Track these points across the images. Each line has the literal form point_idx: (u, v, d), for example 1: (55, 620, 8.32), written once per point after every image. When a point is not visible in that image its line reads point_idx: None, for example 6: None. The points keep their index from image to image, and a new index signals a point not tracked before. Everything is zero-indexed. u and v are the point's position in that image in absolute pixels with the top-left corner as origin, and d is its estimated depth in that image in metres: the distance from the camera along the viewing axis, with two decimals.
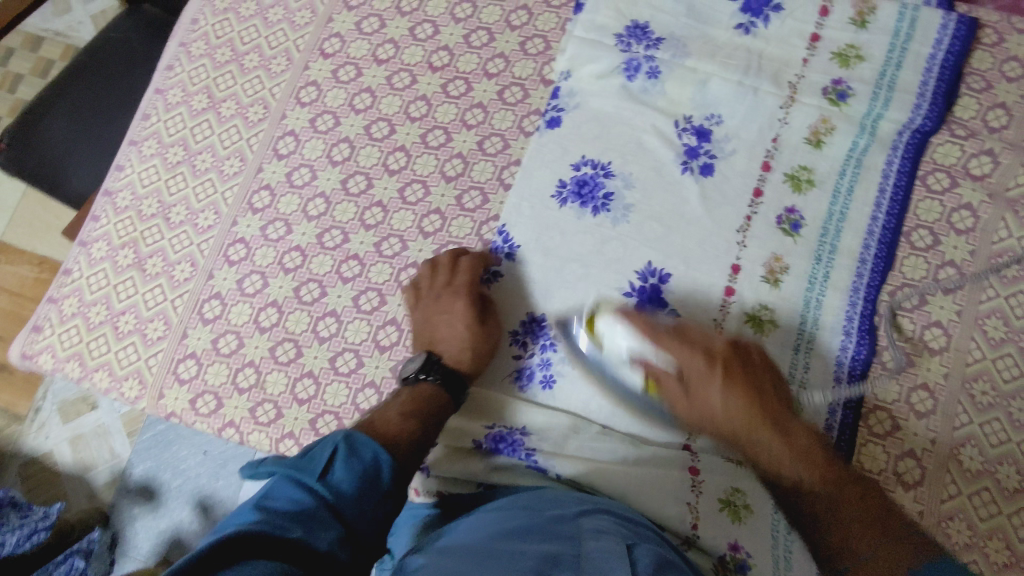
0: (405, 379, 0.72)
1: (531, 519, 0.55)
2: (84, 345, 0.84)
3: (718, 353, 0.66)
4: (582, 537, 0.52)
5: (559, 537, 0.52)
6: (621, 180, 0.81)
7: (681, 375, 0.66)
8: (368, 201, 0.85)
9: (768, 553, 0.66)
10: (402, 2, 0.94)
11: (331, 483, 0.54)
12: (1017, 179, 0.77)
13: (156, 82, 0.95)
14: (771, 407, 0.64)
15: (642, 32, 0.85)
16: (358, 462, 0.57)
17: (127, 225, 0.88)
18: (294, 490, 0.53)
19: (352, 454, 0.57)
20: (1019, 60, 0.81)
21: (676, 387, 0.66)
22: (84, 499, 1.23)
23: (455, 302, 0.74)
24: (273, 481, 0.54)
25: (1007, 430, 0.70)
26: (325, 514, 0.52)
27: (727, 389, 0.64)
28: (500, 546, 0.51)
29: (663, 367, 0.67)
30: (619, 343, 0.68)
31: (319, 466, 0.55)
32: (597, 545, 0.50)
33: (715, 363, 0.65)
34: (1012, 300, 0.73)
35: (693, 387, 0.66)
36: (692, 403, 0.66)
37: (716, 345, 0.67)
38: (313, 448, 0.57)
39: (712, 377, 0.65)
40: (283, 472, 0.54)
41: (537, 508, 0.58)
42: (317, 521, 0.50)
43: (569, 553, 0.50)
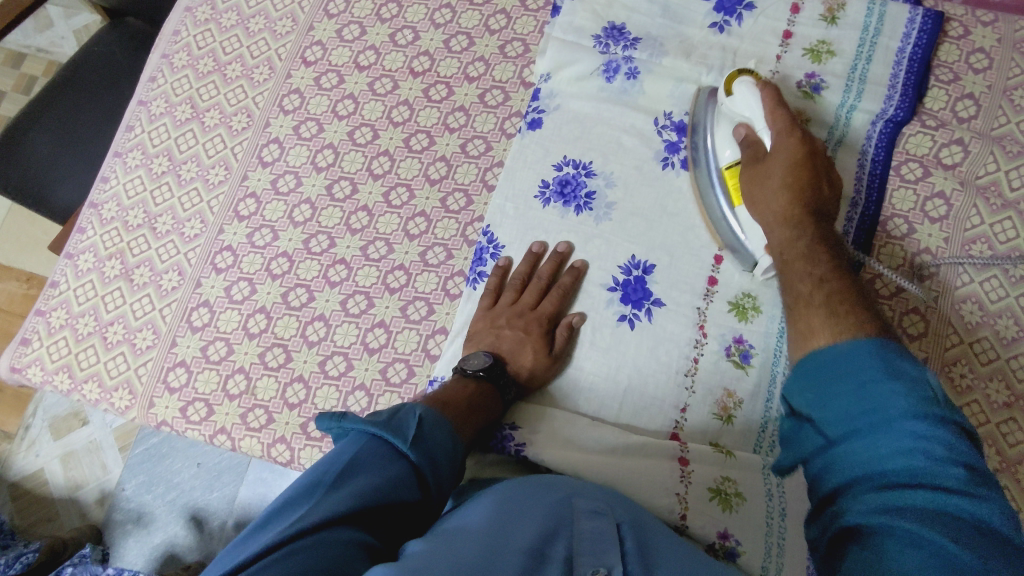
0: (463, 372, 0.70)
1: (518, 498, 0.53)
2: (72, 357, 0.84)
3: (815, 147, 0.71)
4: (576, 515, 0.52)
5: (548, 510, 0.52)
6: (603, 179, 0.82)
7: (765, 152, 0.72)
8: (354, 206, 0.86)
9: (758, 539, 0.66)
10: (382, 9, 0.95)
11: (421, 451, 0.54)
12: (987, 167, 0.79)
13: (139, 94, 0.95)
14: (814, 213, 0.68)
15: (619, 33, 0.87)
16: (443, 434, 0.57)
17: (113, 236, 0.88)
18: (385, 453, 0.53)
19: (437, 426, 0.57)
20: (985, 52, 0.83)
21: (757, 158, 0.72)
22: (78, 516, 1.22)
23: (535, 326, 0.74)
24: (363, 441, 0.53)
25: (985, 411, 0.71)
26: (411, 482, 0.53)
27: (795, 171, 0.69)
28: (493, 530, 0.48)
29: (762, 137, 0.73)
30: (744, 104, 0.75)
31: (410, 432, 0.54)
32: (592, 525, 0.51)
33: (806, 153, 0.70)
34: (986, 285, 0.75)
35: (772, 159, 0.71)
36: (758, 177, 0.71)
37: (818, 144, 0.72)
38: (398, 410, 0.56)
39: (799, 150, 0.70)
40: (372, 431, 0.54)
41: (534, 485, 0.55)
42: (404, 487, 0.52)
43: (563, 531, 0.50)
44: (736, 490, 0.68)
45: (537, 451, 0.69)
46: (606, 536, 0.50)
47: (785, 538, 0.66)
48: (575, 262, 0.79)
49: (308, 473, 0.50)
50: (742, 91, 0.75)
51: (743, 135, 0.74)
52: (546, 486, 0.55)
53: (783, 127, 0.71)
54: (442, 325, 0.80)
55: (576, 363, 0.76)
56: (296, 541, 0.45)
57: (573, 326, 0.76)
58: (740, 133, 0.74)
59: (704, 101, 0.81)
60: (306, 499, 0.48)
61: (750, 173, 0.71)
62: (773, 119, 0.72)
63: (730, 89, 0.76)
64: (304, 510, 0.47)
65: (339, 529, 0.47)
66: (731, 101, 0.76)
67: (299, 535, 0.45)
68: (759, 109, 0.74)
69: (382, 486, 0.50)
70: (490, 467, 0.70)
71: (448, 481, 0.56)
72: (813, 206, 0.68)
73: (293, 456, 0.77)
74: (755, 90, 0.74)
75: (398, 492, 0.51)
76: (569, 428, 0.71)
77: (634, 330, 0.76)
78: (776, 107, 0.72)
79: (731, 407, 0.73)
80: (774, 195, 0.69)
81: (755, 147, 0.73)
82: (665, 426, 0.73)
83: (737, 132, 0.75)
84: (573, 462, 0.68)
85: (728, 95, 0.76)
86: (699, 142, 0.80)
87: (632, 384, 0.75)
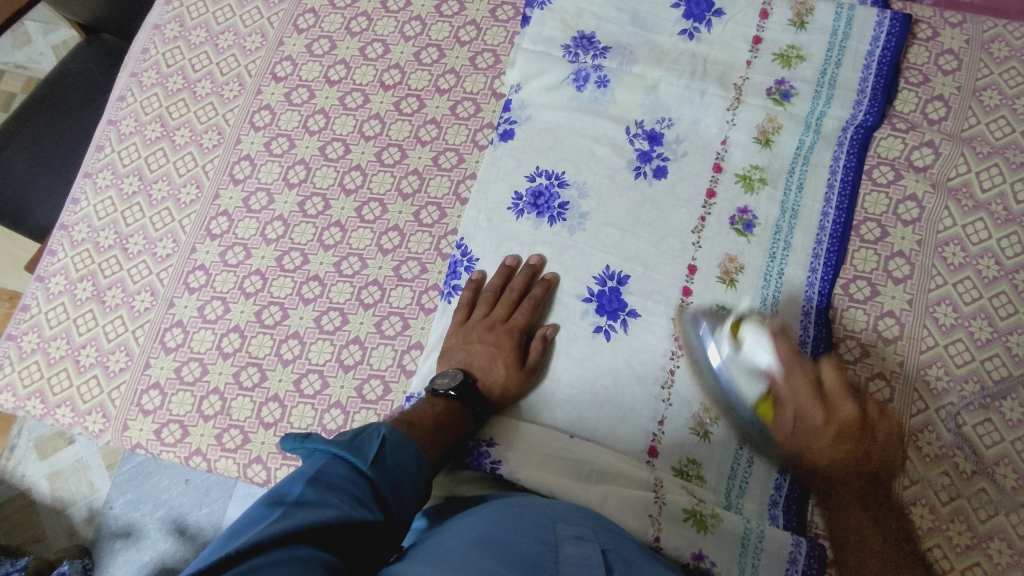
0: (434, 391, 0.70)
1: (502, 527, 0.52)
2: (45, 381, 0.83)
3: (842, 417, 0.66)
4: (561, 542, 0.51)
5: (534, 538, 0.51)
6: (576, 189, 0.82)
7: (790, 413, 0.68)
8: (327, 222, 0.85)
9: (731, 559, 0.66)
10: (352, 23, 0.95)
11: (380, 471, 0.55)
12: (958, 169, 0.79)
13: (109, 113, 0.95)
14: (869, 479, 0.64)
15: (589, 43, 0.87)
16: (405, 454, 0.58)
17: (85, 258, 0.88)
18: (346, 473, 0.53)
19: (399, 447, 0.58)
20: (953, 54, 0.83)
21: (790, 429, 0.68)
22: (63, 538, 1.21)
23: (506, 339, 0.74)
24: (324, 461, 0.53)
25: (961, 413, 0.71)
26: (372, 503, 0.53)
27: (834, 449, 0.65)
28: (473, 557, 0.47)
29: (788, 395, 0.68)
30: (756, 356, 0.70)
31: (370, 453, 0.55)
32: (576, 550, 0.50)
33: (839, 426, 0.66)
34: (959, 287, 0.75)
35: (799, 430, 0.67)
36: (795, 447, 0.68)
37: (845, 410, 0.66)
38: (362, 431, 0.58)
39: (822, 415, 0.66)
40: (333, 452, 0.54)
41: (513, 512, 0.55)
42: (364, 507, 0.51)
43: (548, 557, 0.48)
44: (712, 511, 0.68)
45: (513, 469, 0.69)
46: (592, 561, 0.48)
47: (759, 558, 0.66)
48: (546, 274, 0.78)
49: (267, 498, 0.49)
50: (753, 339, 0.70)
51: (771, 387, 0.69)
52: (532, 515, 0.55)
53: (804, 399, 0.67)
54: (418, 339, 0.80)
55: (550, 377, 0.76)
56: (252, 557, 0.43)
57: (546, 339, 0.76)
58: (767, 386, 0.69)
59: (694, 324, 0.75)
60: (265, 519, 0.46)
61: (788, 436, 0.68)
62: (790, 380, 0.68)
63: (738, 337, 0.71)
64: (262, 528, 0.45)
65: (298, 547, 0.45)
66: (742, 353, 0.70)
67: (256, 551, 0.43)
68: (773, 361, 0.69)
69: (341, 507, 0.49)
70: (465, 484, 0.70)
71: (412, 504, 0.56)
72: (862, 471, 0.64)
73: (270, 476, 0.76)
74: (766, 335, 0.70)
75: (360, 511, 0.51)
76: (544, 447, 0.71)
77: (609, 341, 0.76)
78: (790, 364, 0.68)
79: (707, 422, 0.72)
80: (823, 462, 0.66)
81: (785, 411, 0.68)
82: (642, 439, 0.73)
83: (763, 383, 0.70)
84: (548, 482, 0.68)
85: (736, 347, 0.71)
86: (719, 389, 0.73)
87: (608, 395, 0.74)
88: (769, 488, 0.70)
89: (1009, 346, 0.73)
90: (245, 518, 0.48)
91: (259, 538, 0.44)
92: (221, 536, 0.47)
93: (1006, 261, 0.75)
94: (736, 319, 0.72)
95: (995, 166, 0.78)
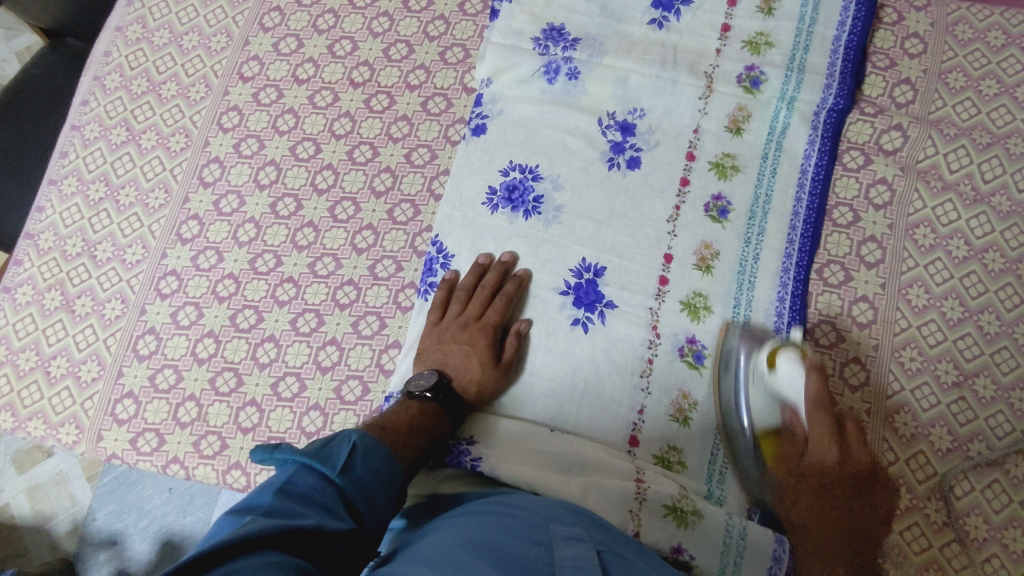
0: (410, 394, 0.70)
1: (498, 528, 0.52)
2: (16, 394, 0.81)
3: (857, 462, 0.66)
4: (555, 543, 0.51)
5: (526, 538, 0.51)
6: (550, 182, 0.81)
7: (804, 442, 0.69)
8: (299, 222, 0.84)
9: (713, 554, 0.66)
10: (319, 20, 0.93)
11: (349, 479, 0.54)
12: (926, 151, 0.80)
13: (71, 118, 0.92)
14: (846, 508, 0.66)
15: (559, 34, 0.86)
16: (376, 461, 0.57)
17: (52, 267, 0.86)
18: (315, 483, 0.53)
19: (369, 453, 0.57)
20: (919, 37, 0.84)
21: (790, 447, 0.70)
22: (46, 552, 1.19)
23: (480, 338, 0.73)
24: (292, 471, 0.52)
25: (936, 393, 0.72)
26: (342, 511, 0.52)
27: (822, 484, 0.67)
28: (470, 558, 0.47)
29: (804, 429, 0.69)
30: (789, 386, 0.69)
31: (339, 461, 0.55)
32: (570, 551, 0.49)
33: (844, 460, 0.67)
34: (930, 268, 0.76)
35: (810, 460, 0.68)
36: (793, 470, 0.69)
37: (859, 455, 0.67)
38: (331, 440, 0.57)
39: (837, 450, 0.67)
40: (302, 462, 0.53)
41: (509, 512, 0.55)
42: (336, 515, 0.51)
43: (542, 559, 0.48)
44: (693, 507, 0.68)
45: (493, 467, 0.68)
46: (587, 564, 0.48)
47: (741, 556, 0.66)
48: (518, 270, 0.78)
49: (235, 510, 0.48)
50: (786, 371, 0.69)
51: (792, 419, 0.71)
52: (527, 515, 0.55)
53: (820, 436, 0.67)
54: (395, 338, 0.79)
55: (528, 373, 0.76)
56: (228, 560, 0.42)
57: (521, 334, 0.75)
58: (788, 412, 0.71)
59: (735, 345, 0.73)
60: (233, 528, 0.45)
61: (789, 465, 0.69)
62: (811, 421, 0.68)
63: (773, 364, 0.70)
64: (233, 532, 0.44)
65: (270, 554, 0.44)
66: (772, 378, 0.70)
67: (233, 556, 0.43)
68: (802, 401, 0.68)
69: (312, 515, 0.49)
70: (447, 482, 0.69)
71: (383, 511, 0.56)
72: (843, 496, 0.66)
73: (249, 481, 0.75)
74: (802, 372, 0.69)
75: (329, 518, 0.50)
76: (525, 443, 0.70)
77: (587, 333, 0.76)
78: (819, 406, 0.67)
79: (686, 409, 0.73)
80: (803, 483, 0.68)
81: (795, 440, 0.70)
82: (623, 430, 0.73)
83: (783, 412, 0.71)
84: (528, 477, 0.67)
85: (769, 370, 0.70)
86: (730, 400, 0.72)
87: (588, 387, 0.75)
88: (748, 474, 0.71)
89: (981, 325, 0.74)
90: (213, 531, 0.47)
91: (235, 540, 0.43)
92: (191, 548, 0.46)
93: (975, 241, 0.76)
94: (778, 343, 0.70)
95: (962, 147, 0.79)
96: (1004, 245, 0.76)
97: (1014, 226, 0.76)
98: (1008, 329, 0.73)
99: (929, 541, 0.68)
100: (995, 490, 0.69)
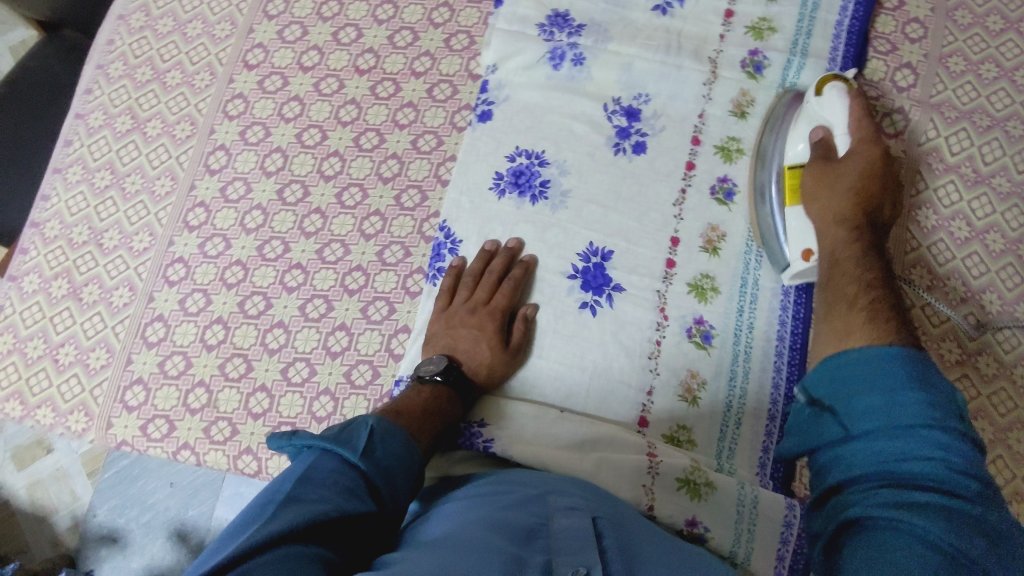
0: (420, 379, 0.70)
1: (494, 504, 0.53)
2: (24, 382, 0.81)
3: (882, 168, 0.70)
4: (552, 514, 0.52)
5: (523, 511, 0.52)
6: (557, 167, 0.82)
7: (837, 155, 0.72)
8: (306, 209, 0.84)
9: (726, 525, 0.67)
10: (323, 8, 0.93)
11: (371, 462, 0.54)
12: (927, 134, 0.81)
13: (75, 107, 0.92)
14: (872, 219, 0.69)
15: (564, 21, 0.87)
16: (395, 441, 0.57)
17: (58, 255, 0.86)
18: (337, 466, 0.53)
19: (388, 435, 0.57)
20: (919, 22, 0.85)
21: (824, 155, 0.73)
22: (48, 547, 1.19)
23: (489, 322, 0.74)
24: (313, 457, 0.53)
25: (939, 370, 0.73)
26: (365, 493, 0.52)
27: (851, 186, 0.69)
28: (467, 536, 0.48)
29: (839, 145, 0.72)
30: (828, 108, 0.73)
31: (359, 445, 0.55)
32: (567, 522, 0.50)
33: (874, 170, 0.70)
34: (933, 249, 0.77)
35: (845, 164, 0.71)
36: (824, 172, 0.72)
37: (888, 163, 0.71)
38: (350, 424, 0.57)
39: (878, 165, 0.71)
40: (322, 446, 0.54)
41: (504, 489, 0.56)
42: (358, 499, 0.51)
43: (539, 534, 0.49)
44: (705, 479, 0.69)
45: (506, 446, 0.69)
46: (583, 533, 0.49)
47: (754, 524, 0.67)
48: (524, 257, 0.79)
49: (258, 499, 0.49)
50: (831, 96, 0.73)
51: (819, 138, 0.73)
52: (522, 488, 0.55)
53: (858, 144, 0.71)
54: (404, 323, 0.79)
55: (536, 357, 0.76)
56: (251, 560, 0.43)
57: (528, 319, 0.76)
58: None
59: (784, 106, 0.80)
60: (256, 521, 0.46)
61: (818, 171, 0.71)
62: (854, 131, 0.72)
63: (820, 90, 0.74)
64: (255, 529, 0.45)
65: (292, 546, 0.45)
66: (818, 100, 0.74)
67: (255, 551, 0.44)
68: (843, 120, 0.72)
69: (334, 501, 0.49)
70: (459, 464, 0.70)
71: (405, 491, 0.56)
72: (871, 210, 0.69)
73: (261, 466, 0.76)
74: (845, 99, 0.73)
75: (351, 502, 0.50)
76: (535, 422, 0.71)
77: (596, 316, 0.77)
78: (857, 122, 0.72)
79: (695, 388, 0.74)
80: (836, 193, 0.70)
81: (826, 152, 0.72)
82: (632, 410, 0.74)
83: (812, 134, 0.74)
84: (540, 454, 0.69)
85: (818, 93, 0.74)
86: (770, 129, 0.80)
87: (598, 369, 0.75)
88: (757, 450, 0.72)
89: (983, 304, 0.75)
90: (238, 521, 0.48)
91: (255, 539, 0.44)
92: (217, 539, 0.47)
93: (977, 222, 0.78)
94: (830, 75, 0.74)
95: (962, 130, 0.81)
96: (1004, 225, 0.77)
97: (1014, 207, 0.78)
98: (1010, 308, 0.75)
99: None
100: (999, 465, 0.70)
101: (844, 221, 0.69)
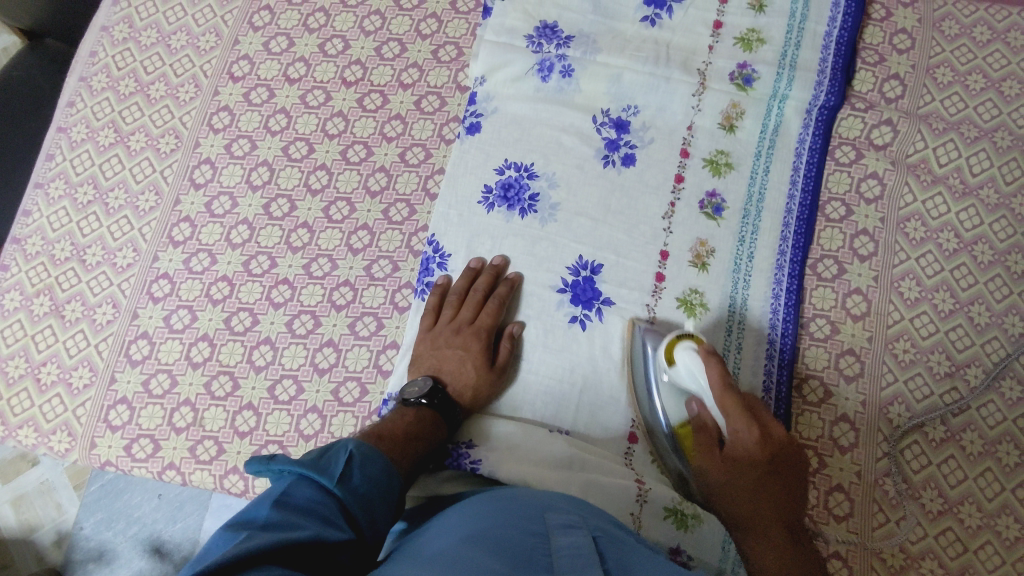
0: (405, 402, 0.69)
1: (493, 519, 0.52)
2: (5, 402, 0.80)
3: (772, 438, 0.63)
4: (550, 533, 0.51)
5: (521, 528, 0.50)
6: (546, 180, 0.81)
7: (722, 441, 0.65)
8: (293, 223, 0.83)
9: (712, 555, 0.68)
10: (309, 19, 0.92)
11: (348, 489, 0.54)
12: (916, 145, 0.81)
13: (57, 120, 0.91)
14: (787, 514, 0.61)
15: (552, 32, 0.86)
16: (373, 469, 0.57)
17: (40, 272, 0.84)
18: (313, 494, 0.52)
19: (366, 462, 0.57)
20: (907, 33, 0.85)
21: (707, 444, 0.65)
22: (32, 563, 1.17)
23: (474, 342, 0.73)
24: (290, 482, 0.52)
25: (928, 383, 0.73)
26: (342, 521, 0.51)
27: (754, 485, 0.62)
28: (467, 552, 0.47)
29: (714, 420, 0.65)
30: (686, 378, 0.66)
31: (336, 471, 0.54)
32: (567, 542, 0.50)
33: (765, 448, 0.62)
34: (921, 261, 0.77)
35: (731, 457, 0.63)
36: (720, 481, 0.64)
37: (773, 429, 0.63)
38: (328, 450, 0.57)
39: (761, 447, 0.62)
40: (299, 472, 0.53)
41: (504, 503, 0.55)
42: (335, 526, 0.50)
43: (540, 549, 0.48)
44: (694, 511, 0.69)
45: (494, 468, 0.68)
46: (584, 551, 0.48)
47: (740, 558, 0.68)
48: (510, 274, 0.78)
49: (231, 524, 0.47)
50: (685, 363, 0.66)
51: (698, 411, 0.67)
52: (520, 506, 0.54)
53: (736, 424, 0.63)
54: (393, 339, 0.79)
55: (523, 375, 0.76)
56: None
57: (514, 337, 0.75)
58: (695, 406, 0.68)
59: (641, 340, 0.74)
60: (230, 543, 0.44)
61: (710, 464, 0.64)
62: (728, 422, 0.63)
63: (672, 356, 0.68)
64: (227, 550, 0.43)
65: (270, 566, 0.43)
66: (674, 372, 0.67)
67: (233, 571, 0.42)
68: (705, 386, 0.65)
69: (311, 527, 0.48)
70: (446, 484, 0.69)
71: (382, 519, 0.56)
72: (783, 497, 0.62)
73: (247, 486, 0.75)
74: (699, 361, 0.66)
75: (328, 529, 0.49)
76: (523, 442, 0.71)
77: (585, 330, 0.76)
78: (725, 393, 0.63)
79: None
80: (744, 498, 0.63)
81: (708, 432, 0.65)
82: (622, 426, 0.74)
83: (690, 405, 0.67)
84: (528, 475, 0.68)
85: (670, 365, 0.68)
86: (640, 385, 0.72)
87: (587, 384, 0.75)
88: None
89: (971, 316, 0.75)
90: (210, 545, 0.46)
91: (231, 557, 0.42)
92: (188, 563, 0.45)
93: (965, 233, 0.78)
94: (674, 335, 0.68)
95: (950, 141, 0.81)
96: (992, 237, 0.77)
97: (1002, 218, 0.78)
98: (998, 320, 0.75)
99: (925, 530, 0.69)
100: (988, 478, 0.70)
101: (764, 535, 0.61)
